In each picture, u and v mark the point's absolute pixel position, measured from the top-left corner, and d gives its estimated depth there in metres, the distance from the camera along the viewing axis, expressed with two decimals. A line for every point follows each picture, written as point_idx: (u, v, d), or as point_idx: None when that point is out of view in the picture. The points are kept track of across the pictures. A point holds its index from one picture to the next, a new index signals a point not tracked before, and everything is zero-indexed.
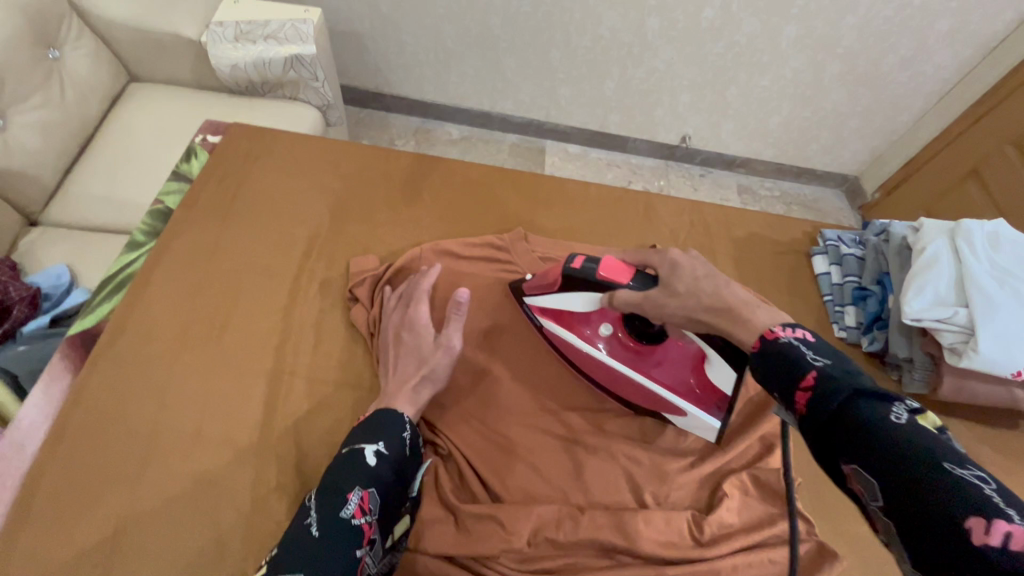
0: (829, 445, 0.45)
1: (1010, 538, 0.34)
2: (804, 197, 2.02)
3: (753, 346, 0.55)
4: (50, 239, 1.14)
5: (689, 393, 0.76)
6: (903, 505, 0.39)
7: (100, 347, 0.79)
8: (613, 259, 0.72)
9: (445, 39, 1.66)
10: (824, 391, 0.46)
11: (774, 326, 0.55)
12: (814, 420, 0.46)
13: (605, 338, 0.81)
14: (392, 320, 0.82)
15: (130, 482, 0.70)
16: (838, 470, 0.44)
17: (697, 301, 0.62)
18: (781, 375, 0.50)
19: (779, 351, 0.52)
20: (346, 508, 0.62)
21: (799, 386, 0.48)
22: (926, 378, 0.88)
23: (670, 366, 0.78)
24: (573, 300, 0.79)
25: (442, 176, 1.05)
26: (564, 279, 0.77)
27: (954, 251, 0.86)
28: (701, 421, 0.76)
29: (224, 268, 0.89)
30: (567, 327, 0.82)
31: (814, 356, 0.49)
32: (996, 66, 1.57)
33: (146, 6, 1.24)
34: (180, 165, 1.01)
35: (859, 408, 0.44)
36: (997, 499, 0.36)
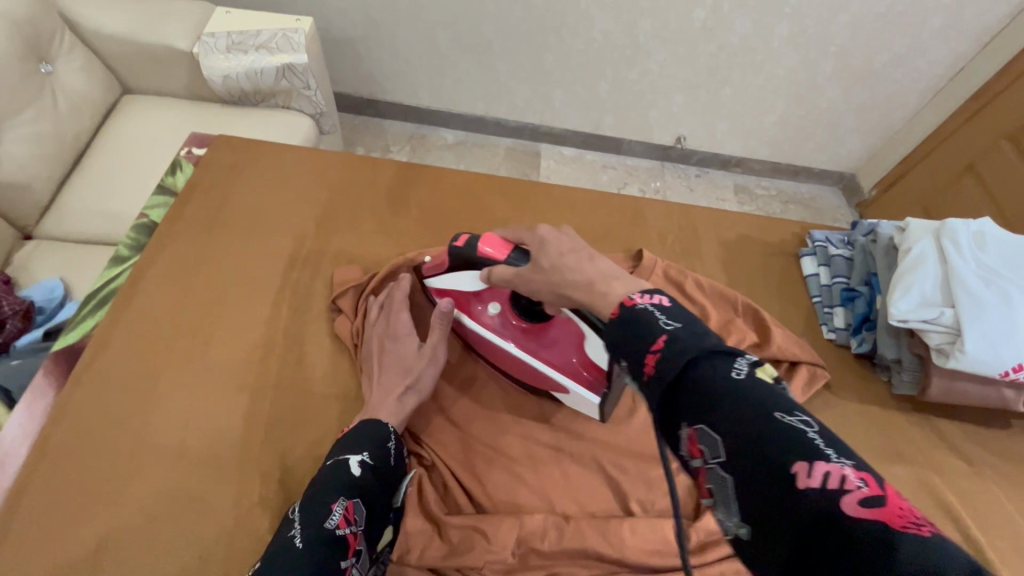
0: (673, 407, 0.42)
1: (829, 477, 0.34)
2: (801, 196, 2.01)
3: (612, 315, 0.51)
4: (44, 252, 1.15)
5: (569, 371, 0.76)
6: (740, 462, 0.38)
7: (83, 364, 0.79)
8: (493, 237, 0.74)
9: (439, 45, 1.67)
10: (672, 355, 0.43)
11: (633, 293, 0.51)
12: (661, 383, 0.43)
13: (492, 316, 0.81)
14: (375, 330, 0.82)
15: (111, 499, 0.70)
16: (678, 434, 0.42)
17: (559, 276, 0.59)
18: (632, 341, 0.47)
19: (634, 318, 0.48)
20: (331, 519, 0.61)
21: (648, 351, 0.45)
22: (914, 379, 0.87)
23: (554, 345, 0.78)
24: (459, 277, 0.80)
25: (429, 184, 1.06)
26: (451, 259, 0.80)
27: (940, 251, 0.86)
28: (581, 398, 0.77)
29: (209, 281, 0.89)
30: (460, 305, 0.83)
31: (666, 320, 0.46)
32: (990, 61, 1.57)
33: (137, 20, 1.25)
34: (166, 179, 1.01)
35: (702, 369, 0.42)
36: (819, 442, 0.36)
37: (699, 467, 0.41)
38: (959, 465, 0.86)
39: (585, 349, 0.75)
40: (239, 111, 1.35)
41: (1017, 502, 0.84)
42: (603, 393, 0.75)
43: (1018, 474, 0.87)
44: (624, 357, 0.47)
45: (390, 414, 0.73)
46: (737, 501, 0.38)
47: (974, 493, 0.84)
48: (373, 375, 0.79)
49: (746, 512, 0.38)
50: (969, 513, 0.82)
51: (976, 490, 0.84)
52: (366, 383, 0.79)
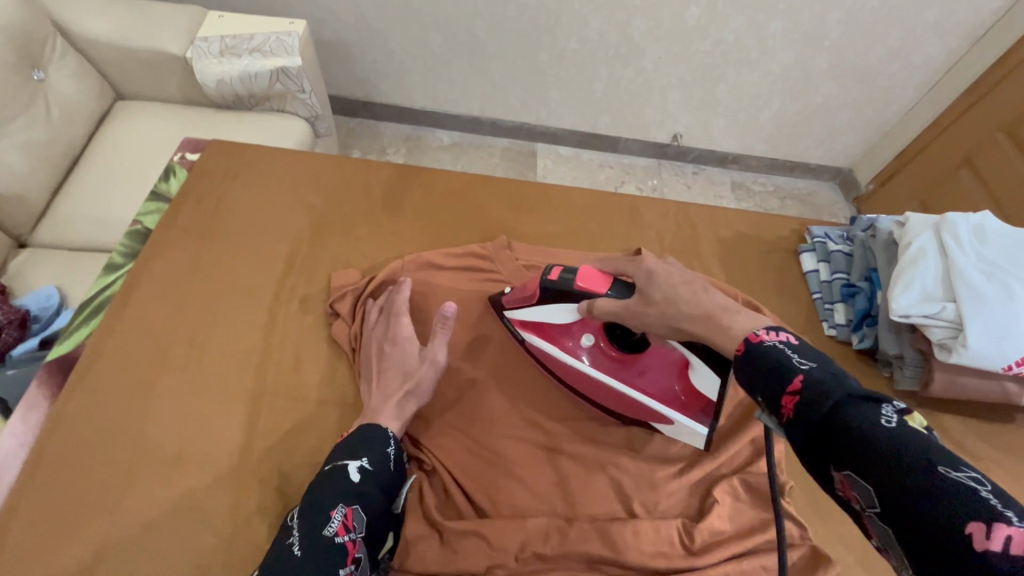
0: (820, 451, 0.43)
1: (1011, 541, 0.33)
2: (799, 191, 2.01)
3: (738, 351, 0.53)
4: (38, 261, 1.13)
5: (675, 402, 0.76)
6: (900, 511, 0.38)
7: (78, 374, 0.78)
8: (591, 270, 0.71)
9: (432, 46, 1.66)
10: (812, 395, 0.45)
11: (758, 330, 0.53)
12: (805, 426, 0.45)
13: (587, 350, 0.79)
14: (374, 334, 0.82)
15: (108, 511, 0.69)
16: (828, 476, 0.43)
17: (676, 310, 0.60)
18: (766, 382, 0.48)
19: (766, 356, 0.50)
20: (329, 526, 0.60)
21: (786, 392, 0.46)
22: (917, 374, 0.86)
23: (655, 374, 0.77)
24: (553, 310, 0.77)
25: (424, 186, 1.05)
26: (540, 291, 0.77)
27: (940, 245, 0.85)
28: (689, 429, 0.76)
29: (205, 287, 0.88)
30: (549, 338, 0.81)
31: (802, 361, 0.47)
32: (985, 55, 1.57)
33: (130, 26, 1.25)
34: (159, 185, 1.00)
35: (849, 413, 0.42)
36: (995, 502, 0.35)
37: (858, 510, 0.42)
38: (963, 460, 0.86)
39: (689, 378, 0.74)
40: (234, 115, 1.34)
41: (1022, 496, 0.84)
42: (711, 421, 0.75)
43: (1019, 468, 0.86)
44: (759, 396, 0.49)
45: (390, 419, 0.73)
46: (905, 548, 0.38)
47: None
48: (371, 380, 0.78)
49: (914, 562, 0.37)
50: None
51: None
52: (365, 388, 0.79)
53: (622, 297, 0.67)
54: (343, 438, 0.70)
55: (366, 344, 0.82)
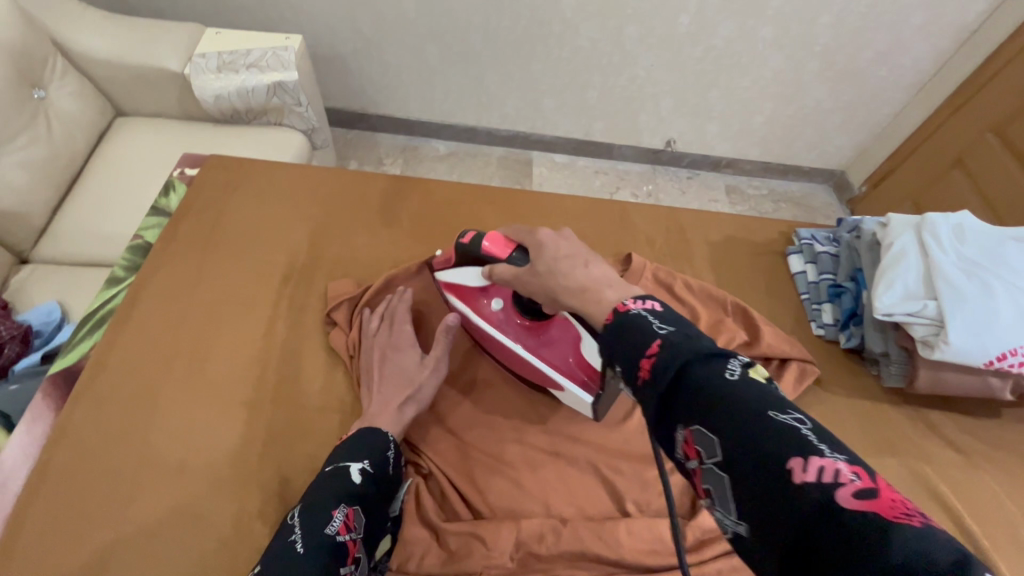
0: (670, 410, 0.44)
1: (823, 471, 0.36)
2: (794, 194, 2.04)
3: (607, 320, 0.54)
4: (42, 276, 1.16)
5: (567, 371, 0.77)
6: (738, 459, 0.39)
7: (81, 385, 0.80)
8: (499, 235, 0.74)
9: (428, 58, 1.69)
10: (666, 356, 0.45)
11: (626, 300, 0.54)
12: (657, 387, 0.45)
13: (494, 311, 0.81)
14: (374, 340, 0.84)
15: (112, 518, 0.71)
16: (675, 435, 0.44)
17: (553, 282, 0.62)
18: (626, 347, 0.49)
19: (630, 322, 0.50)
20: (331, 525, 0.62)
21: (644, 355, 0.47)
22: (903, 372, 0.88)
23: (554, 343, 0.78)
24: (467, 272, 0.80)
25: (419, 196, 1.07)
26: (457, 253, 0.80)
27: (921, 245, 0.87)
28: (576, 396, 0.77)
29: (205, 299, 0.90)
30: (465, 299, 0.83)
31: (660, 325, 0.48)
32: (972, 56, 1.60)
33: (128, 44, 1.27)
34: (159, 200, 1.03)
35: (699, 372, 0.43)
36: (812, 438, 0.38)
37: (695, 468, 0.42)
38: (951, 455, 0.87)
39: (582, 349, 0.76)
40: (232, 129, 1.37)
41: (1010, 489, 0.85)
42: (597, 392, 0.75)
43: (1006, 461, 0.88)
44: (620, 362, 0.49)
45: (391, 422, 0.74)
46: (735, 497, 0.39)
47: (967, 483, 0.85)
48: (370, 383, 0.80)
49: (743, 507, 0.39)
50: (963, 502, 0.83)
51: (969, 481, 0.85)
52: (363, 392, 0.80)
53: (516, 264, 0.70)
54: (343, 441, 0.72)
55: (365, 349, 0.84)
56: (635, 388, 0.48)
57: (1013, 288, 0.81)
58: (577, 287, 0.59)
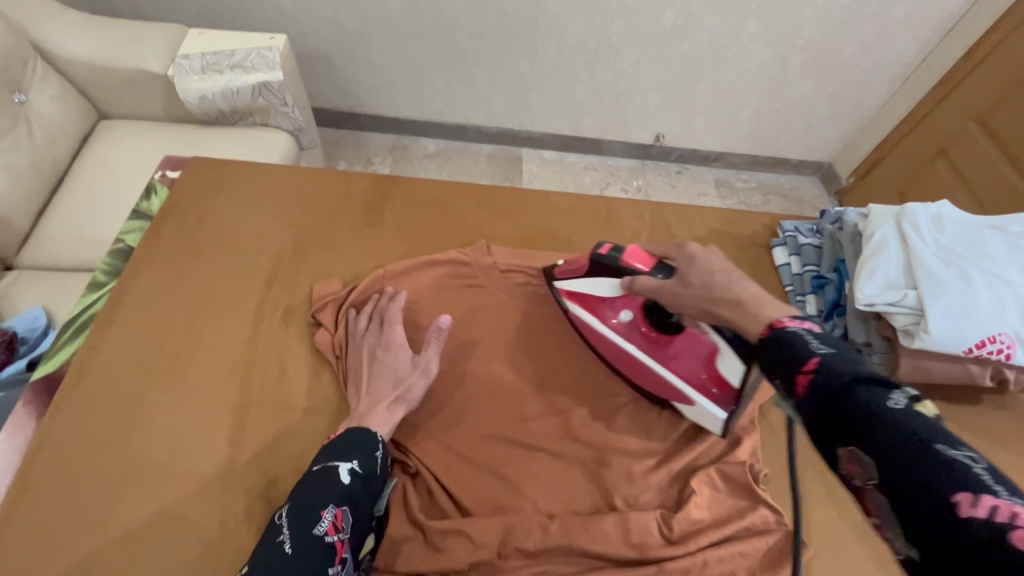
0: (828, 428, 0.46)
1: (996, 510, 0.36)
2: (782, 186, 2.05)
3: (761, 335, 0.56)
4: (26, 282, 1.14)
5: (699, 387, 0.77)
6: (897, 485, 0.41)
7: (64, 391, 0.79)
8: (639, 249, 0.76)
9: (415, 57, 1.69)
10: (826, 376, 0.47)
11: (783, 318, 0.55)
12: (814, 404, 0.47)
13: (622, 323, 0.83)
14: (365, 340, 0.84)
15: (98, 525, 0.70)
16: (832, 454, 0.46)
17: (709, 293, 0.65)
18: (783, 364, 0.51)
19: (787, 342, 0.52)
20: (319, 525, 0.62)
21: (800, 372, 0.49)
22: (885, 361, 0.88)
23: (684, 359, 0.78)
24: (597, 283, 0.82)
25: (404, 195, 1.07)
26: (590, 263, 0.81)
27: (901, 235, 0.88)
28: (709, 412, 0.78)
29: (188, 302, 0.89)
30: (591, 308, 0.85)
31: (820, 346, 0.50)
32: (953, 48, 1.61)
33: (109, 46, 1.26)
34: (141, 203, 1.02)
35: (859, 395, 0.45)
36: (986, 477, 0.38)
37: (858, 487, 0.44)
38: None
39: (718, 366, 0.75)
40: (216, 131, 1.36)
41: None
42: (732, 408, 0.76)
43: (985, 446, 0.89)
44: (778, 377, 0.52)
45: (380, 423, 0.74)
46: (896, 519, 0.41)
47: None
48: (360, 383, 0.80)
49: (908, 531, 0.40)
50: None
51: None
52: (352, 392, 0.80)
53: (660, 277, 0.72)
54: (332, 439, 0.72)
55: (357, 349, 0.84)
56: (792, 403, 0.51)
57: (991, 276, 0.83)
58: (740, 299, 0.61)
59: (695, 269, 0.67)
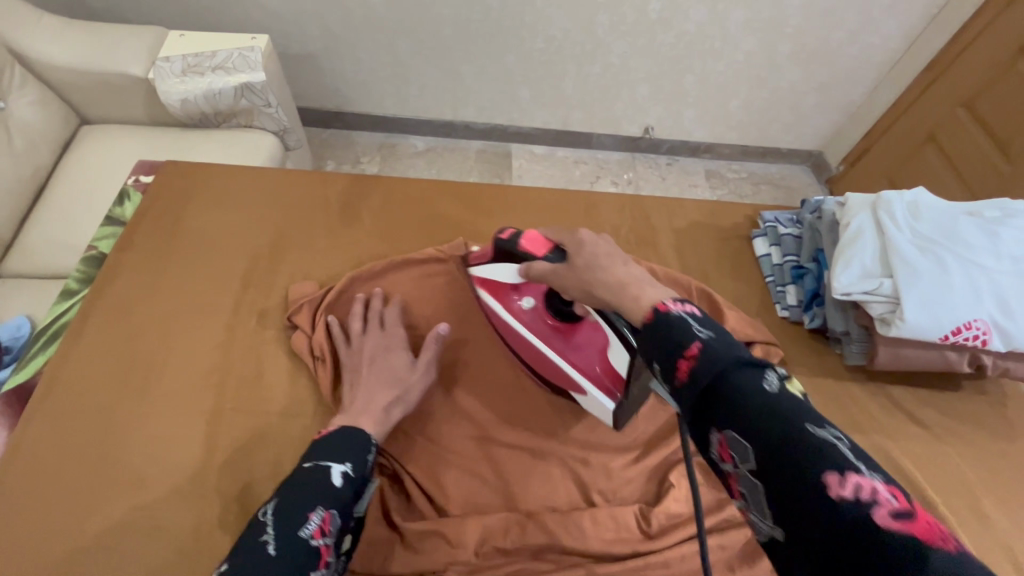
0: (703, 414, 0.44)
1: (861, 489, 0.36)
2: (772, 176, 2.04)
3: (645, 318, 0.51)
4: (10, 291, 1.13)
5: (592, 376, 0.74)
6: (772, 468, 0.39)
7: (36, 400, 0.79)
8: (538, 235, 0.73)
9: (401, 53, 1.67)
10: (708, 360, 0.44)
11: (666, 299, 0.51)
12: (693, 390, 0.45)
13: (525, 310, 0.80)
14: (364, 340, 0.82)
15: (70, 535, 0.70)
16: (709, 438, 0.44)
17: (592, 276, 0.59)
18: (663, 348, 0.47)
19: (667, 322, 0.48)
20: (306, 528, 0.58)
21: (681, 357, 0.46)
22: (863, 349, 0.89)
23: (580, 346, 0.76)
24: (502, 269, 0.80)
25: (382, 195, 1.06)
26: (496, 250, 0.80)
27: (877, 223, 0.88)
28: (598, 402, 0.75)
29: (161, 308, 0.88)
30: (497, 294, 0.83)
31: (700, 328, 0.47)
32: (940, 32, 1.61)
33: (86, 50, 1.25)
34: (113, 210, 1.01)
35: (737, 380, 0.43)
36: (850, 456, 0.38)
37: (730, 471, 0.43)
38: (914, 430, 0.89)
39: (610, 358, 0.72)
40: (195, 133, 1.35)
41: (972, 461, 0.87)
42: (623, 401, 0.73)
43: (967, 432, 0.90)
44: (654, 363, 0.48)
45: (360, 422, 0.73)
46: (765, 503, 0.40)
47: (928, 457, 0.86)
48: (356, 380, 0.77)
49: (777, 514, 0.39)
50: (924, 476, 0.84)
51: (933, 454, 0.87)
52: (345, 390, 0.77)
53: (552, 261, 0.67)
54: (320, 436, 0.68)
55: (353, 349, 0.82)
56: (667, 388, 0.48)
57: (967, 262, 0.82)
58: (617, 280, 0.57)
59: (582, 253, 0.62)
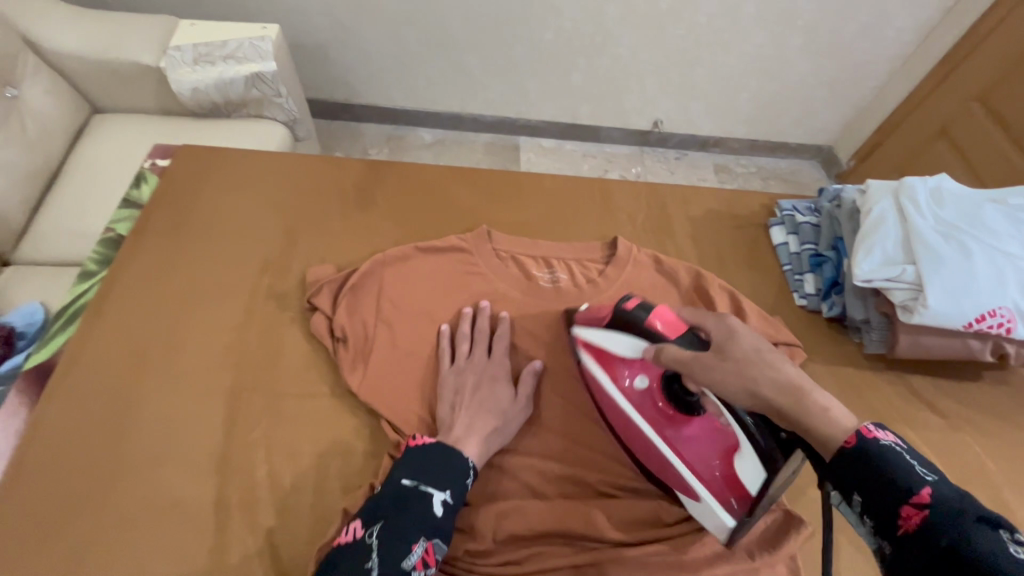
0: (935, 568, 0.43)
1: None
2: (782, 171, 2.03)
3: (845, 442, 0.51)
4: (22, 278, 1.12)
5: (707, 480, 0.69)
6: None
7: (55, 380, 0.79)
8: (671, 316, 0.69)
9: (408, 44, 1.66)
10: (941, 511, 0.45)
11: (868, 425, 0.52)
12: (921, 541, 0.45)
13: (636, 390, 0.76)
14: (470, 366, 0.82)
15: (90, 514, 0.70)
16: None
17: (752, 375, 0.56)
18: (878, 484, 0.48)
19: (878, 456, 0.49)
20: (410, 559, 0.60)
21: (908, 501, 0.46)
22: (883, 338, 0.88)
23: (694, 443, 0.71)
24: (617, 342, 0.76)
25: (395, 182, 1.06)
26: (613, 318, 0.75)
27: (899, 210, 0.87)
28: (713, 514, 0.68)
29: (178, 290, 0.88)
30: (605, 366, 0.78)
31: (923, 470, 0.48)
32: (957, 25, 1.58)
33: (98, 38, 1.24)
34: (131, 192, 1.01)
35: (975, 535, 0.42)
36: None
37: None
38: (933, 420, 0.88)
39: (734, 465, 0.67)
40: (207, 122, 1.34)
41: (991, 451, 0.86)
42: (743, 517, 0.67)
43: (986, 422, 0.89)
44: (867, 496, 0.49)
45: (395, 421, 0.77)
46: None
47: (947, 446, 0.86)
48: (458, 404, 0.78)
49: None
50: (943, 465, 0.84)
51: (951, 444, 0.86)
52: (444, 412, 0.78)
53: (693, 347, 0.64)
54: (415, 454, 0.70)
55: (458, 372, 0.81)
56: (886, 532, 0.48)
57: (991, 250, 0.81)
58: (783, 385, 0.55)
59: (738, 347, 0.59)
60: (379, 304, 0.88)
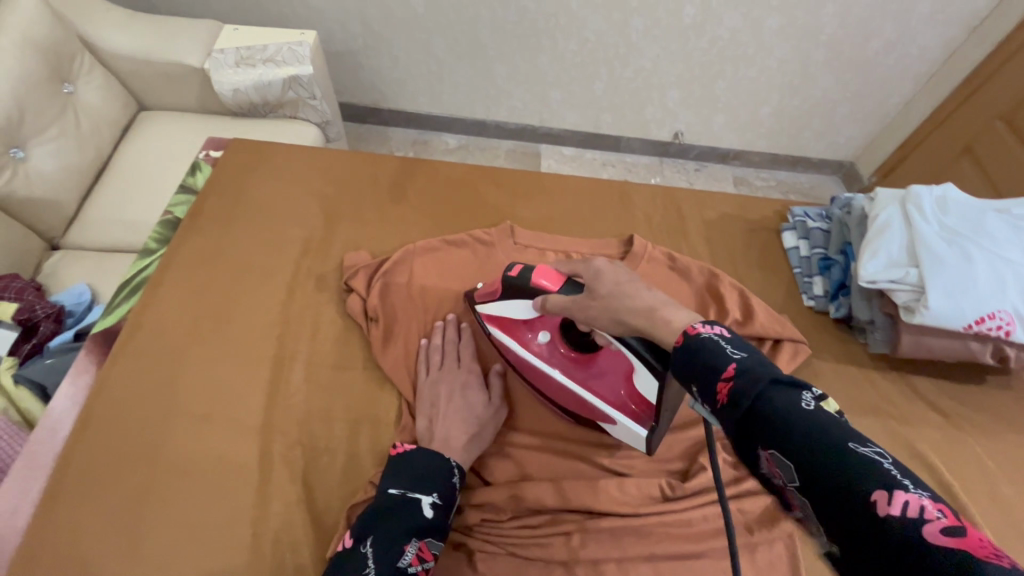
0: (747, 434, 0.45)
1: (909, 506, 0.36)
2: (801, 185, 2.07)
3: (675, 343, 0.54)
4: (70, 262, 1.21)
5: (618, 403, 0.76)
6: (817, 484, 0.40)
7: (121, 342, 0.87)
8: (548, 271, 0.76)
9: (437, 51, 1.74)
10: (747, 381, 0.46)
11: (695, 323, 0.54)
12: (733, 414, 0.46)
13: (540, 345, 0.83)
14: (441, 377, 0.84)
15: (150, 462, 0.78)
16: (755, 457, 0.45)
17: (619, 305, 0.62)
18: (699, 371, 0.49)
19: (698, 347, 0.50)
20: (404, 558, 0.64)
21: (719, 379, 0.47)
22: (887, 338, 0.92)
23: (603, 375, 0.78)
24: (510, 306, 0.82)
25: (425, 178, 1.13)
26: (505, 286, 0.81)
27: (905, 216, 0.92)
28: (630, 430, 0.76)
29: (227, 268, 0.97)
30: (509, 330, 0.85)
31: (733, 349, 0.49)
32: (981, 44, 1.61)
33: (151, 40, 1.34)
34: (186, 179, 1.10)
35: (773, 397, 0.44)
36: (895, 473, 0.38)
37: (781, 486, 0.44)
38: (939, 421, 0.91)
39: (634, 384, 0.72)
40: (250, 121, 1.44)
41: (995, 452, 0.89)
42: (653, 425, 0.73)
43: (991, 425, 0.92)
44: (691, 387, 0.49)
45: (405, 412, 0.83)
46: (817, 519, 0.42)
47: (952, 445, 0.89)
48: (435, 417, 0.80)
49: (825, 523, 0.41)
50: (947, 462, 0.87)
51: (956, 444, 0.89)
52: (423, 426, 0.79)
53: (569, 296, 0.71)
54: (400, 462, 0.73)
55: (433, 383, 0.83)
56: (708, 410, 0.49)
57: (993, 256, 0.85)
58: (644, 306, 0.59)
59: (603, 280, 0.65)
60: (409, 289, 0.95)
